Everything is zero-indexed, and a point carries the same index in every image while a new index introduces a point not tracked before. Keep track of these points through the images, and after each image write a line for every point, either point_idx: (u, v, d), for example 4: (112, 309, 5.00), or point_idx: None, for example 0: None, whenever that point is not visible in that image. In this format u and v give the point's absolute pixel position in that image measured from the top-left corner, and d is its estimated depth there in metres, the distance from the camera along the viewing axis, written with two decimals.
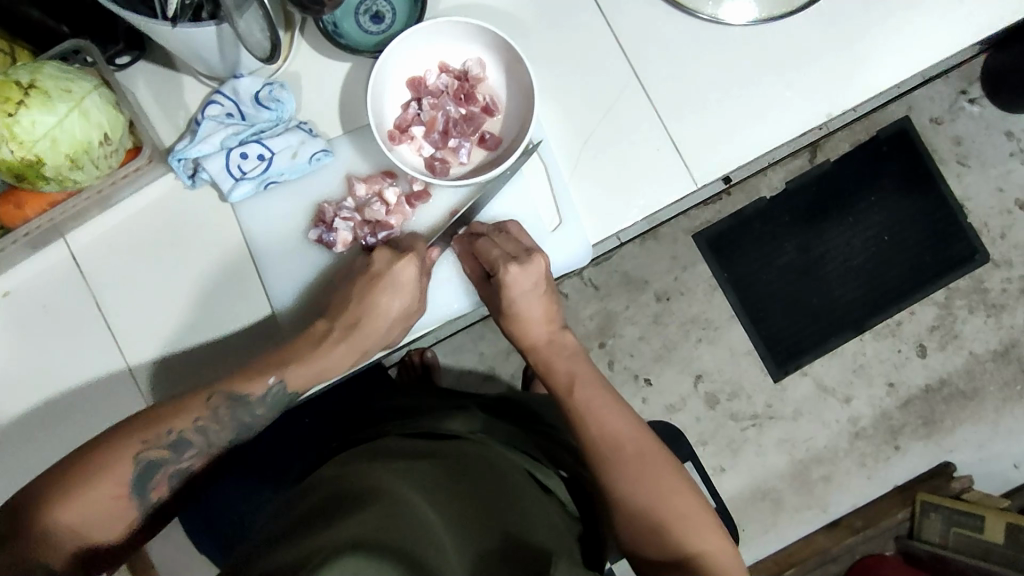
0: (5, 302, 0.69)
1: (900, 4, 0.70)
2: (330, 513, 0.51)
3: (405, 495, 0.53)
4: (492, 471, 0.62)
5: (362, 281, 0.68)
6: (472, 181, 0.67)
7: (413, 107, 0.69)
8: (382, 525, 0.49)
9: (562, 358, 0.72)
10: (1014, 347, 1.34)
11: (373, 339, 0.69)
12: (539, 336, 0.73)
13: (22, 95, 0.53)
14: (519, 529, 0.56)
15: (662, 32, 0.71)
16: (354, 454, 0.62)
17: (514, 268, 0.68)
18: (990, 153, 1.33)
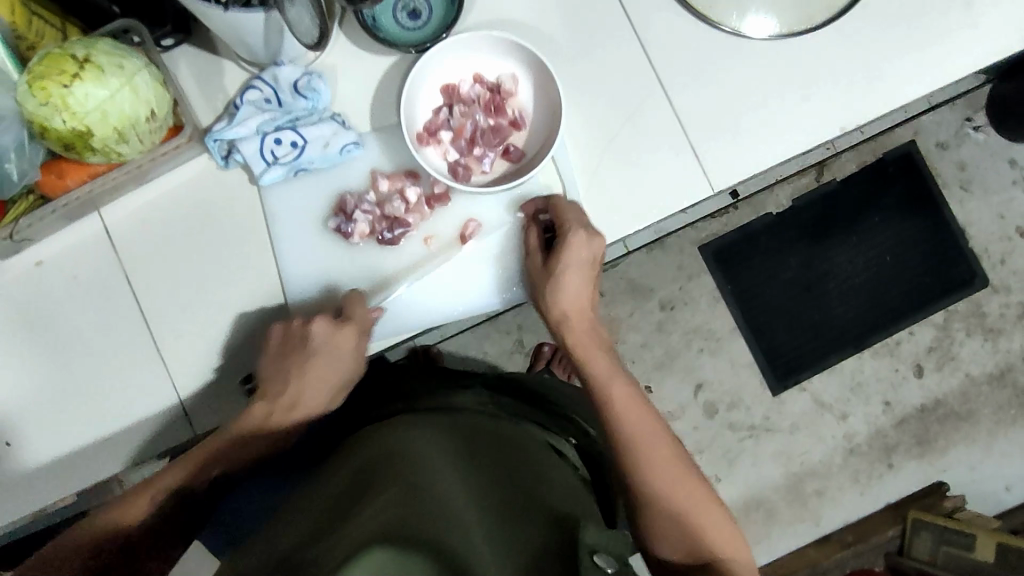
0: (35, 271, 0.71)
1: (913, 28, 0.74)
2: (361, 489, 0.55)
3: (429, 470, 0.57)
4: (512, 443, 0.65)
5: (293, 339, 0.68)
6: (494, 189, 0.68)
7: (444, 113, 0.71)
8: (407, 503, 0.52)
9: (599, 353, 0.71)
10: (1009, 372, 1.37)
11: (333, 379, 0.71)
12: (578, 319, 0.71)
13: (77, 68, 0.55)
14: (538, 496, 0.58)
15: (687, 41, 0.73)
16: (382, 427, 0.65)
17: (582, 236, 0.67)
18: (992, 180, 1.37)
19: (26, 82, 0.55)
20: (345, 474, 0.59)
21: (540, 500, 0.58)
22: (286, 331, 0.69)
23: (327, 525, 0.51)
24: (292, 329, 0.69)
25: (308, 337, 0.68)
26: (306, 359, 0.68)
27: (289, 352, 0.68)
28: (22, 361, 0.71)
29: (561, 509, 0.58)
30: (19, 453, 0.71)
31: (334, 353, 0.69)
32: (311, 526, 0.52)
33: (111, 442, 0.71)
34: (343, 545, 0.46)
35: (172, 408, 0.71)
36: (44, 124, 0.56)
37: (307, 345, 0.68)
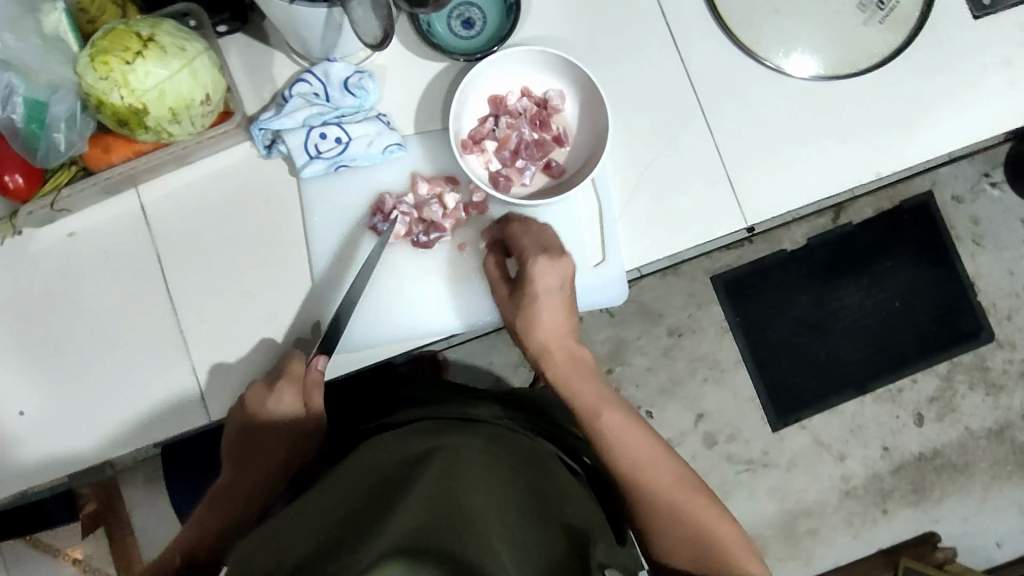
0: (68, 242, 0.71)
1: (950, 82, 0.75)
2: (392, 488, 0.55)
3: (466, 474, 0.57)
4: (534, 460, 0.66)
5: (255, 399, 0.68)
6: (535, 203, 0.69)
7: (490, 123, 0.72)
8: (443, 506, 0.52)
9: (584, 379, 0.69)
10: (1008, 428, 1.37)
11: (307, 417, 0.70)
12: (557, 348, 0.69)
13: (140, 46, 0.56)
14: (556, 512, 0.59)
15: (730, 73, 0.74)
16: (406, 432, 0.66)
17: (543, 260, 0.66)
18: (1005, 236, 1.38)
19: (88, 55, 0.56)
20: (373, 471, 0.59)
21: (557, 515, 0.59)
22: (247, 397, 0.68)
23: (360, 520, 0.51)
24: (249, 397, 0.68)
25: (247, 399, 0.68)
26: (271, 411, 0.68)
27: (236, 417, 0.69)
28: (44, 331, 0.71)
29: (575, 524, 0.59)
30: (31, 422, 0.70)
31: (277, 410, 0.68)
32: (329, 521, 0.52)
33: (123, 420, 0.70)
34: (365, 549, 0.45)
35: (189, 389, 0.71)
36: (101, 97, 0.56)
37: (251, 406, 0.68)
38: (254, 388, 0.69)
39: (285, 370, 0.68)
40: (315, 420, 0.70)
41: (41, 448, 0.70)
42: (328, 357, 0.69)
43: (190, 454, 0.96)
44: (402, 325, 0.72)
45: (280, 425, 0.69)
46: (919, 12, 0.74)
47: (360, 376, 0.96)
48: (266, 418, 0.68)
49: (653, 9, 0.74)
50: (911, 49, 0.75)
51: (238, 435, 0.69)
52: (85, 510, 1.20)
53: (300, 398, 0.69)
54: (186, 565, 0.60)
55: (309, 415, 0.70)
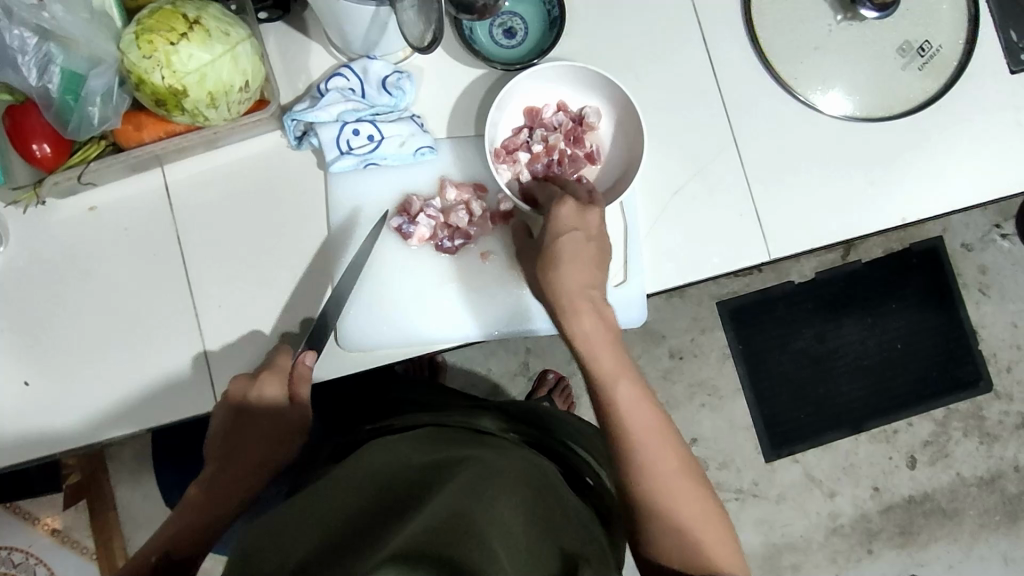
0: (87, 216, 0.70)
1: (978, 134, 0.76)
2: (394, 498, 0.53)
3: (470, 483, 0.55)
4: (541, 475, 0.64)
5: (236, 391, 0.66)
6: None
7: (525, 134, 0.72)
8: (446, 511, 0.50)
9: (605, 344, 0.61)
10: (998, 478, 1.38)
11: (291, 413, 0.68)
12: (581, 302, 0.61)
13: (186, 28, 0.55)
14: (557, 527, 0.57)
15: (764, 105, 0.74)
16: (412, 439, 0.65)
17: (568, 205, 0.64)
18: (1011, 288, 1.39)
19: (133, 33, 0.55)
20: (374, 478, 0.57)
21: (560, 526, 0.57)
22: (228, 388, 0.66)
23: (359, 528, 0.49)
24: (231, 390, 0.66)
25: (230, 390, 0.66)
26: (252, 405, 0.66)
27: (219, 408, 0.67)
28: (55, 302, 0.70)
29: (571, 542, 0.56)
30: (33, 392, 0.69)
31: (262, 402, 0.66)
32: (331, 530, 0.50)
33: (125, 400, 0.70)
34: (367, 557, 0.44)
35: (196, 375, 0.70)
36: (142, 76, 0.56)
37: (235, 398, 0.66)
38: (243, 381, 0.67)
39: (273, 362, 0.67)
40: (302, 415, 0.68)
41: (41, 420, 0.69)
42: (317, 353, 0.68)
43: (182, 436, 0.95)
44: (418, 330, 0.71)
45: (264, 418, 0.66)
46: (957, 60, 0.74)
47: (360, 376, 0.95)
48: (249, 409, 0.66)
49: (693, 35, 0.74)
50: (945, 98, 0.75)
51: (222, 427, 0.66)
52: (67, 482, 1.19)
53: (286, 390, 0.67)
54: (165, 562, 0.59)
55: (294, 409, 0.68)
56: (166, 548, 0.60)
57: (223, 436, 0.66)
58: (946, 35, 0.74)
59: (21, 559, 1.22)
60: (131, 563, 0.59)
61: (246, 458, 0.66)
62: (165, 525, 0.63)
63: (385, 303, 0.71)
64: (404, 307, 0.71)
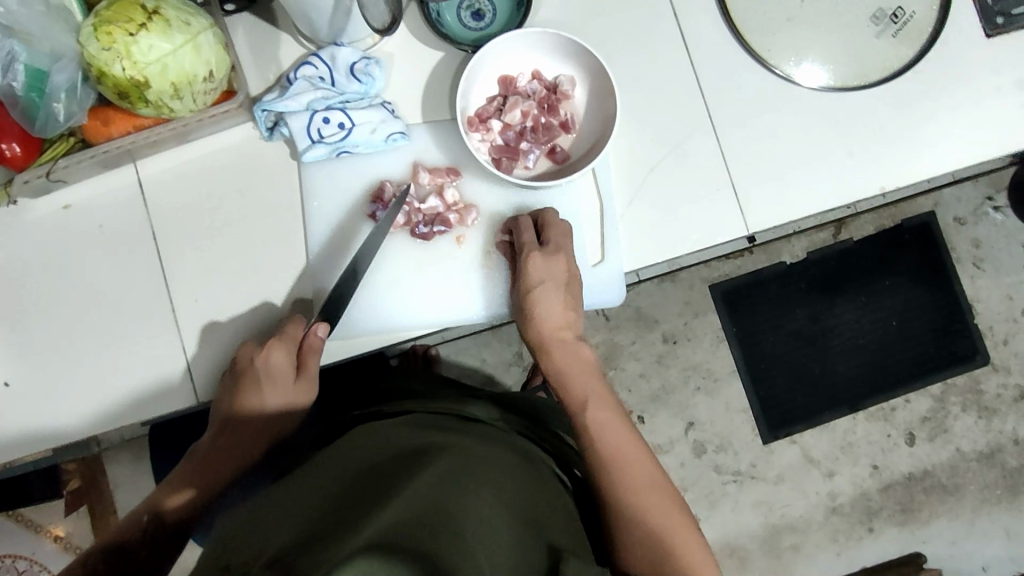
0: (62, 215, 0.70)
1: (957, 99, 0.75)
2: (375, 484, 0.53)
3: (454, 473, 0.55)
4: (523, 465, 0.64)
5: (247, 355, 0.66)
6: (540, 184, 0.69)
7: (498, 103, 0.71)
8: (420, 504, 0.49)
9: (588, 383, 0.70)
10: (998, 452, 1.37)
11: (292, 394, 0.69)
12: (553, 340, 0.70)
13: (144, 18, 0.55)
14: (536, 519, 0.57)
15: (740, 78, 0.74)
16: (399, 425, 0.65)
17: (538, 256, 0.68)
18: (1005, 260, 1.38)
19: (92, 25, 0.55)
20: (359, 464, 0.57)
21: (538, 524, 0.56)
22: (239, 351, 0.66)
23: (341, 513, 0.49)
24: (241, 354, 0.66)
25: (239, 356, 0.66)
26: (257, 384, 0.66)
27: (226, 380, 0.67)
28: (33, 304, 0.70)
29: (555, 544, 0.56)
30: (17, 393, 0.69)
31: (268, 379, 0.66)
32: (307, 524, 0.49)
33: (107, 398, 0.70)
34: (341, 549, 0.43)
35: (177, 371, 0.70)
36: (103, 68, 0.55)
37: (241, 368, 0.66)
38: (251, 350, 0.66)
39: (283, 331, 0.67)
40: (305, 391, 0.69)
41: (25, 421, 0.69)
42: (329, 325, 0.67)
43: (174, 436, 0.95)
44: (396, 316, 0.71)
45: (267, 399, 0.67)
46: (932, 27, 0.74)
47: (345, 368, 0.96)
48: (254, 387, 0.66)
49: (666, 12, 0.74)
50: (921, 65, 0.74)
51: (222, 407, 0.67)
52: (68, 487, 1.22)
53: (294, 365, 0.67)
54: (154, 523, 0.65)
55: (296, 385, 0.68)
56: (157, 511, 0.65)
57: (224, 415, 0.67)
58: (920, 1, 0.74)
59: (26, 566, 1.22)
60: (126, 521, 0.65)
61: (242, 438, 0.68)
62: (161, 487, 0.68)
63: (364, 289, 0.71)
64: (383, 292, 0.71)
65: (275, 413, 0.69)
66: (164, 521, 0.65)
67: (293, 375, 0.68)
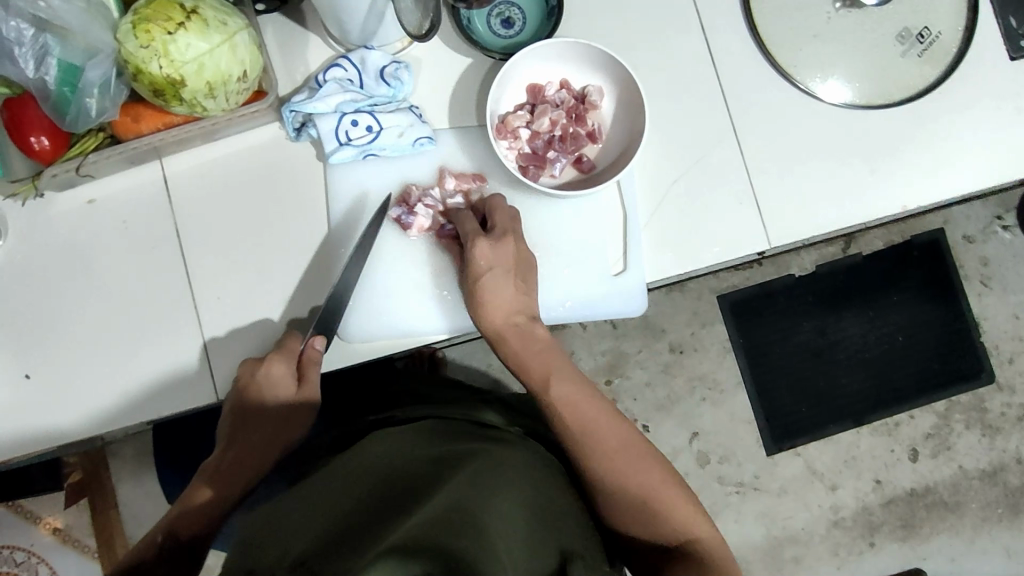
0: (86, 209, 0.70)
1: (978, 120, 0.75)
2: (395, 487, 0.54)
3: (474, 475, 0.55)
4: (542, 469, 0.64)
5: (247, 371, 0.66)
6: (563, 194, 0.69)
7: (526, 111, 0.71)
8: (442, 505, 0.49)
9: (545, 354, 0.68)
10: (1000, 471, 1.38)
11: (296, 401, 0.68)
12: (509, 329, 0.67)
13: (183, 17, 0.55)
14: (558, 521, 0.58)
15: (764, 92, 0.74)
16: (417, 431, 0.65)
17: (483, 242, 0.65)
18: (1013, 279, 1.38)
19: (130, 22, 0.55)
20: (379, 466, 0.58)
21: (556, 530, 0.56)
22: (240, 367, 0.67)
23: (364, 515, 0.50)
24: (242, 370, 0.67)
25: (240, 372, 0.67)
26: (261, 394, 0.66)
27: (231, 394, 0.67)
28: (53, 298, 0.70)
29: (569, 546, 0.56)
30: (34, 384, 0.69)
31: (272, 386, 0.66)
32: (331, 525, 0.49)
33: (124, 394, 0.70)
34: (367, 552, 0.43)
35: (196, 369, 0.70)
36: (140, 66, 0.56)
37: (242, 383, 0.66)
38: (257, 363, 0.67)
39: (282, 344, 0.67)
40: (310, 398, 0.69)
41: (42, 412, 0.69)
42: (327, 339, 0.68)
43: (183, 432, 0.95)
44: (413, 322, 0.71)
45: (271, 406, 0.67)
46: (956, 48, 0.75)
47: (356, 370, 0.96)
48: (258, 398, 0.66)
49: (694, 25, 0.74)
50: (945, 86, 0.75)
51: (229, 418, 0.68)
52: (69, 481, 1.21)
53: (295, 377, 0.67)
54: (169, 542, 0.62)
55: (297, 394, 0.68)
56: (172, 529, 0.63)
57: (229, 429, 0.67)
58: (945, 22, 0.75)
59: (23, 558, 1.22)
60: (140, 544, 0.63)
61: (253, 446, 0.67)
62: (171, 507, 0.66)
63: (382, 293, 0.71)
64: (404, 295, 0.71)
65: (282, 421, 0.68)
66: (181, 539, 0.63)
67: (294, 385, 0.68)
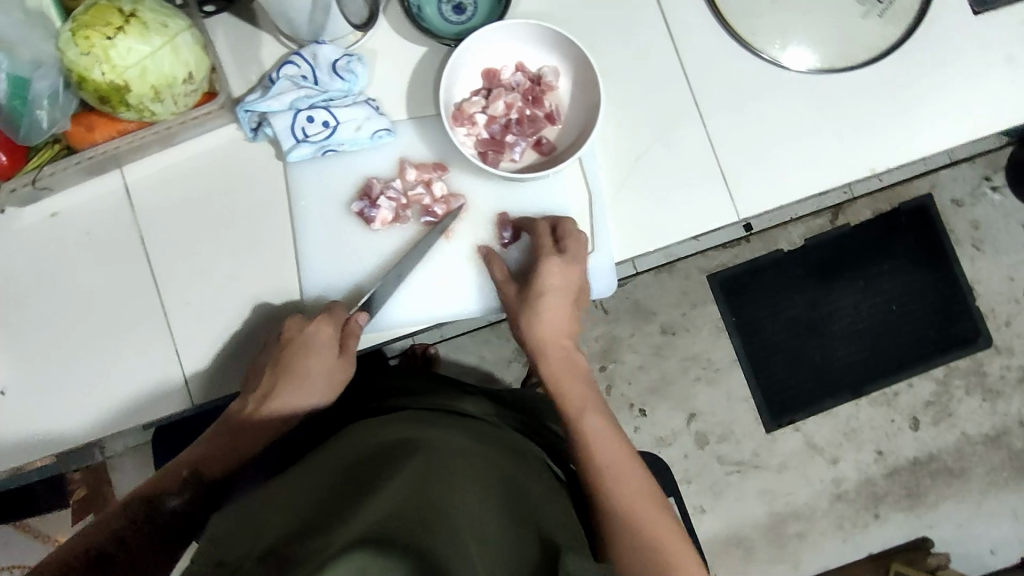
0: (50, 222, 0.70)
1: (945, 79, 0.74)
2: (362, 475, 0.53)
3: (443, 467, 0.54)
4: (516, 460, 0.63)
5: (292, 332, 0.67)
6: (524, 177, 0.69)
7: (483, 96, 0.71)
8: (405, 500, 0.48)
9: (575, 376, 0.70)
10: (1004, 434, 1.36)
11: (329, 377, 0.68)
12: (553, 343, 0.71)
13: (122, 21, 0.55)
14: (534, 515, 0.57)
15: (725, 63, 0.73)
16: (393, 420, 0.64)
17: (557, 261, 0.68)
18: (1005, 241, 1.37)
19: (70, 29, 0.55)
20: (348, 457, 0.57)
21: (533, 519, 0.56)
22: (286, 322, 0.67)
23: (329, 507, 0.49)
24: (288, 325, 0.67)
25: (287, 327, 0.67)
26: (303, 359, 0.66)
27: (274, 351, 0.67)
28: (22, 312, 0.70)
29: (551, 530, 0.56)
30: (11, 400, 0.70)
31: (313, 350, 0.66)
32: (296, 522, 0.48)
33: (100, 406, 0.70)
34: (329, 546, 0.42)
35: (169, 375, 0.70)
36: (83, 73, 0.55)
37: (287, 338, 0.67)
38: (301, 322, 0.67)
39: (331, 309, 0.67)
40: (342, 372, 0.68)
41: (20, 428, 0.69)
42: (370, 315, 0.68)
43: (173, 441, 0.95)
44: (383, 315, 0.71)
45: (304, 377, 0.67)
46: (918, 6, 0.74)
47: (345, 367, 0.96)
48: (296, 363, 0.66)
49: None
50: (909, 45, 0.74)
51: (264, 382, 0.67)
52: (74, 498, 1.20)
53: (335, 344, 0.67)
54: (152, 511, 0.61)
55: (334, 362, 0.67)
56: (159, 497, 0.63)
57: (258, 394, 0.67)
58: None
59: None
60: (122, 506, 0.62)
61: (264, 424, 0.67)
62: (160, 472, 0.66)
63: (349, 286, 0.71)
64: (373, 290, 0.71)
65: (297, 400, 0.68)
66: (160, 514, 0.61)
67: (333, 351, 0.67)
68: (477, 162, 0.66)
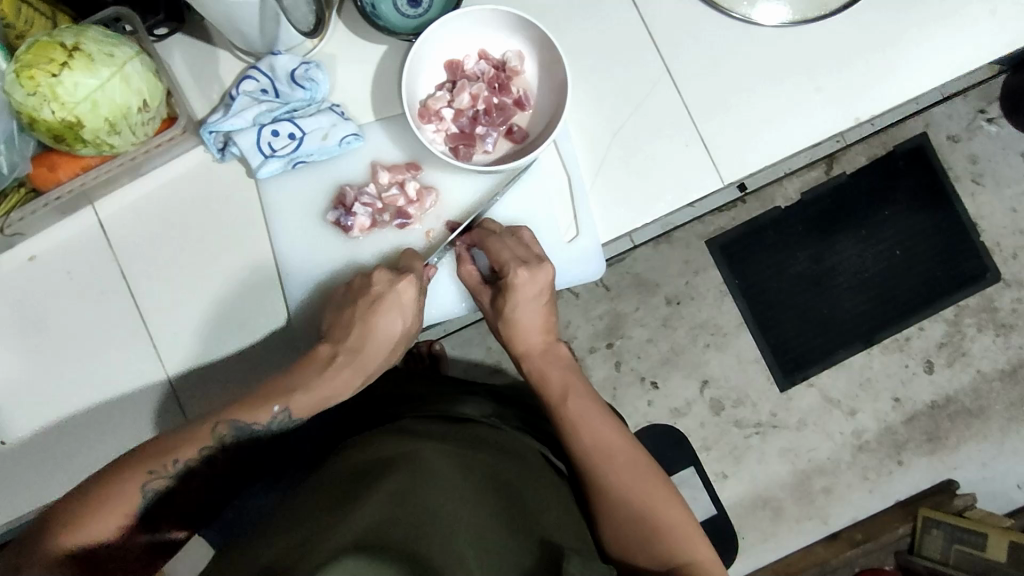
0: (29, 266, 0.69)
1: (925, 16, 0.71)
2: (360, 480, 0.52)
3: (434, 473, 0.53)
4: (514, 461, 0.62)
5: (378, 284, 0.65)
6: (497, 169, 0.67)
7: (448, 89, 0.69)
8: (393, 513, 0.48)
9: (558, 369, 0.71)
10: (1021, 368, 1.34)
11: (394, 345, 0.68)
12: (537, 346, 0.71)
13: (65, 57, 0.54)
14: (532, 522, 0.56)
15: (695, 26, 0.71)
16: (392, 429, 0.62)
17: (524, 272, 0.67)
18: (1006, 173, 1.34)
19: (14, 71, 0.54)
20: (345, 466, 0.56)
21: (533, 525, 0.55)
22: (374, 274, 0.66)
23: (326, 512, 0.49)
24: (376, 278, 0.66)
25: (376, 278, 0.66)
26: (387, 315, 0.65)
27: (359, 306, 0.65)
28: (14, 360, 0.69)
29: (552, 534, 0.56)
30: (16, 448, 0.69)
31: (400, 307, 0.66)
32: (288, 534, 0.48)
33: (104, 443, 0.69)
34: (316, 556, 0.42)
35: (169, 407, 0.69)
36: (32, 114, 0.54)
37: (374, 293, 0.65)
38: (383, 275, 0.66)
39: (417, 264, 0.67)
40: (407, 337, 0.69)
41: (30, 473, 0.69)
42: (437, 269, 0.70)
43: None
44: None
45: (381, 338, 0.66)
46: None
47: None
48: (379, 325, 0.65)
49: None
50: None
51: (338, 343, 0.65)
52: None
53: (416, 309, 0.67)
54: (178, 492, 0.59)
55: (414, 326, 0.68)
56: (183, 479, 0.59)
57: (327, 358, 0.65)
58: None
59: None
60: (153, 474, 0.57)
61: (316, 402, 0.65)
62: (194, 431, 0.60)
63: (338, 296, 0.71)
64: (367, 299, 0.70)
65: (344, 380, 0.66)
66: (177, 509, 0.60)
67: (384, 354, 0.67)
68: (448, 158, 0.65)
